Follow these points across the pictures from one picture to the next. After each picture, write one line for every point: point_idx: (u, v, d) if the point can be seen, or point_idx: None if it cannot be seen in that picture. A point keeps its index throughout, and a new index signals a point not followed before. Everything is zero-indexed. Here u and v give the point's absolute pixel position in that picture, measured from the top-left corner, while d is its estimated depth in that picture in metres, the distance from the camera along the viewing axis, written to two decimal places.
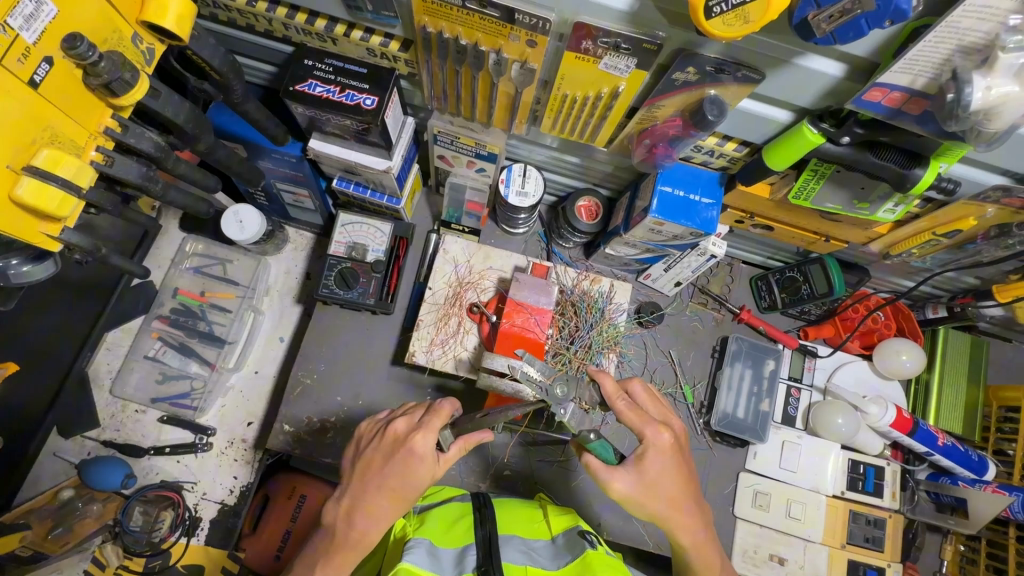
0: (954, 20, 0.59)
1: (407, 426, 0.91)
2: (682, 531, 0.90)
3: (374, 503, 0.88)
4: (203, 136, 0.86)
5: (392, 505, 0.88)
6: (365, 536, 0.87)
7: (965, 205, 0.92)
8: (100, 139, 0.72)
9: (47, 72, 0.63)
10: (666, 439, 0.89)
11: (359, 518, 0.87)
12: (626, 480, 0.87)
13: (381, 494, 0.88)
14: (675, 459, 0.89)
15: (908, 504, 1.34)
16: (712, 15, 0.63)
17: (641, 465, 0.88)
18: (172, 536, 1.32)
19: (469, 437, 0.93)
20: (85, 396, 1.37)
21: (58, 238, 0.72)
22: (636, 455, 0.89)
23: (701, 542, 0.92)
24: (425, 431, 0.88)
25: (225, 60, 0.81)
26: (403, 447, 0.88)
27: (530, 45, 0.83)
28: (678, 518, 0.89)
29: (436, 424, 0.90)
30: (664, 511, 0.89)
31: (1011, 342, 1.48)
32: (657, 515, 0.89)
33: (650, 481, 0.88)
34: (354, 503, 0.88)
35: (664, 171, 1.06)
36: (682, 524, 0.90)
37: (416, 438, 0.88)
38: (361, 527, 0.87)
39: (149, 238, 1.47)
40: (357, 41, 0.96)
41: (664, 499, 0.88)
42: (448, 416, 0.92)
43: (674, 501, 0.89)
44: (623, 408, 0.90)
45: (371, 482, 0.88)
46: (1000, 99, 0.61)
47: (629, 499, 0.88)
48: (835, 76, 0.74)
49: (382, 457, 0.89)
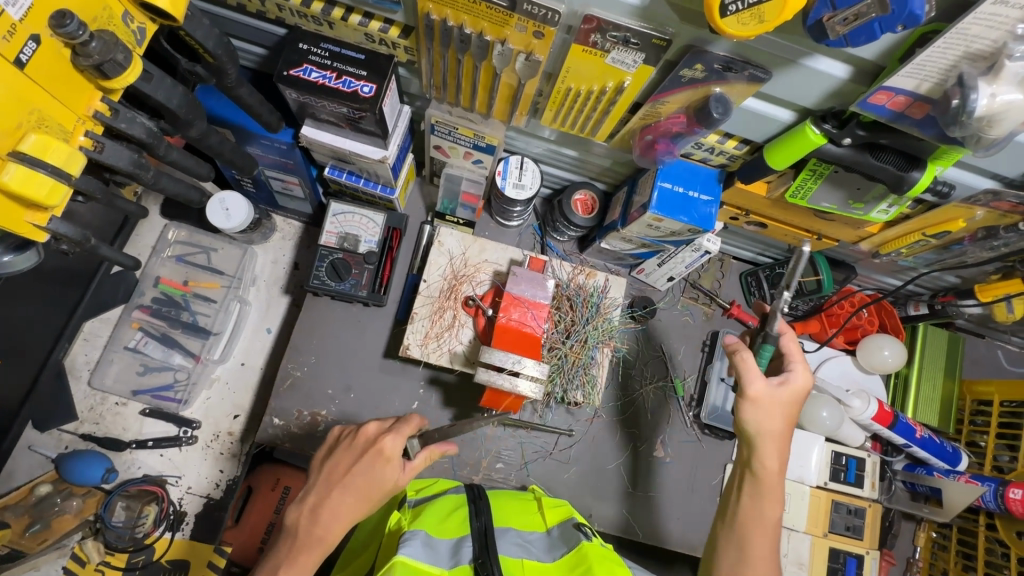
0: (964, 27, 0.59)
1: (377, 429, 0.92)
2: (769, 457, 0.93)
3: (337, 501, 0.86)
4: (196, 121, 0.82)
5: (354, 505, 0.86)
6: (325, 535, 0.85)
7: (955, 208, 0.94)
8: (88, 123, 0.68)
9: (34, 50, 0.59)
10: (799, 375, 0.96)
11: (323, 514, 0.85)
12: (762, 381, 0.93)
13: (343, 494, 0.86)
14: (791, 397, 0.95)
15: (886, 494, 1.40)
16: (727, 13, 0.62)
17: (784, 386, 0.94)
18: (155, 531, 1.29)
19: (433, 446, 0.94)
20: (61, 388, 1.32)
21: (46, 227, 0.68)
22: (782, 378, 0.95)
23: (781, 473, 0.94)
24: (395, 434, 0.88)
25: (219, 42, 0.78)
26: (370, 449, 0.88)
27: (537, 36, 0.82)
28: (768, 442, 0.93)
29: (404, 429, 0.90)
30: (758, 430, 0.93)
31: (984, 338, 1.54)
32: (751, 432, 0.93)
33: (776, 398, 0.93)
34: (318, 499, 0.86)
35: (664, 167, 1.06)
36: (771, 452, 0.93)
37: (384, 441, 0.88)
38: (324, 525, 0.85)
39: (129, 225, 1.41)
40: (355, 26, 0.94)
41: (766, 421, 0.93)
42: (416, 427, 0.92)
43: (776, 430, 0.93)
44: (744, 351, 0.93)
45: (338, 482, 0.86)
46: (1004, 106, 0.63)
47: (762, 399, 0.93)
48: (841, 78, 0.74)
49: (350, 459, 0.88)
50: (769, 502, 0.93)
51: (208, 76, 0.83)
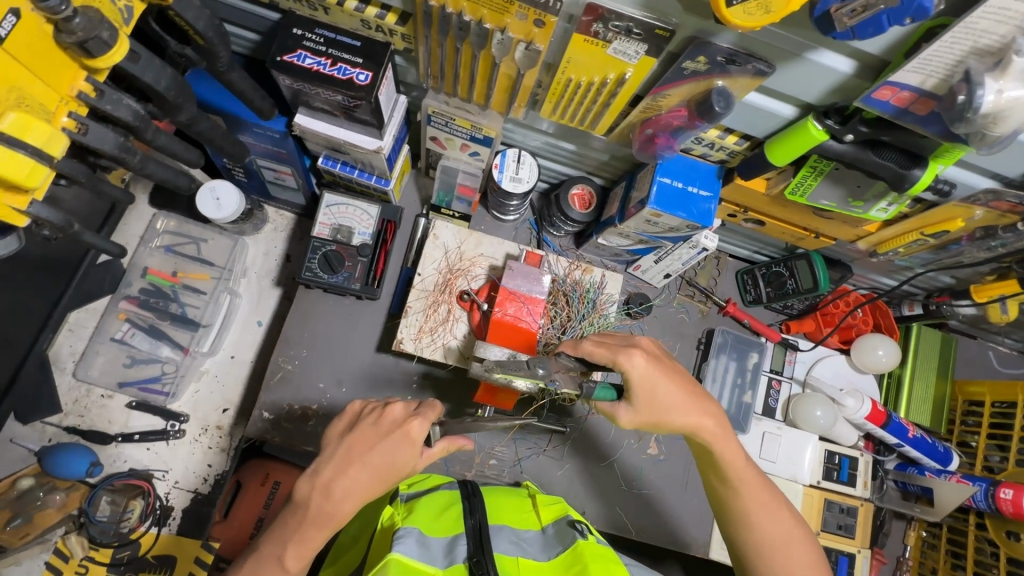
0: (972, 21, 0.59)
1: (405, 411, 0.89)
2: (683, 421, 0.90)
3: (355, 479, 0.83)
4: (185, 105, 0.80)
5: (369, 485, 0.84)
6: (335, 513, 0.82)
7: (954, 207, 0.94)
8: (71, 104, 0.65)
9: (13, 25, 0.56)
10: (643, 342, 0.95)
11: (337, 492, 0.82)
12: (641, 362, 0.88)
13: (362, 473, 0.83)
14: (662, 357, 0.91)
15: (878, 493, 1.40)
16: (734, 2, 0.61)
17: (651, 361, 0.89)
18: (141, 526, 1.27)
19: (453, 438, 0.95)
20: (45, 380, 1.29)
21: (27, 211, 0.66)
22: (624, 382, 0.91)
23: (723, 427, 0.92)
24: (422, 419, 0.87)
25: (210, 24, 0.75)
26: (397, 430, 0.85)
27: (538, 25, 0.80)
28: (682, 412, 0.90)
29: (430, 414, 0.89)
30: (669, 406, 0.89)
31: (976, 339, 1.55)
32: (661, 412, 0.89)
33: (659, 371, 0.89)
34: (335, 475, 0.83)
35: (663, 162, 1.04)
36: (693, 419, 0.90)
37: (412, 425, 0.86)
38: (335, 504, 0.82)
39: (116, 214, 1.38)
40: (352, 11, 0.91)
41: (672, 394, 0.89)
42: (441, 412, 0.92)
43: (681, 402, 0.90)
44: (597, 347, 0.91)
45: (358, 458, 0.84)
46: (1010, 103, 0.62)
47: (642, 390, 0.89)
48: (845, 73, 0.73)
49: (374, 435, 0.86)
50: (731, 465, 0.91)
51: (198, 59, 0.81)
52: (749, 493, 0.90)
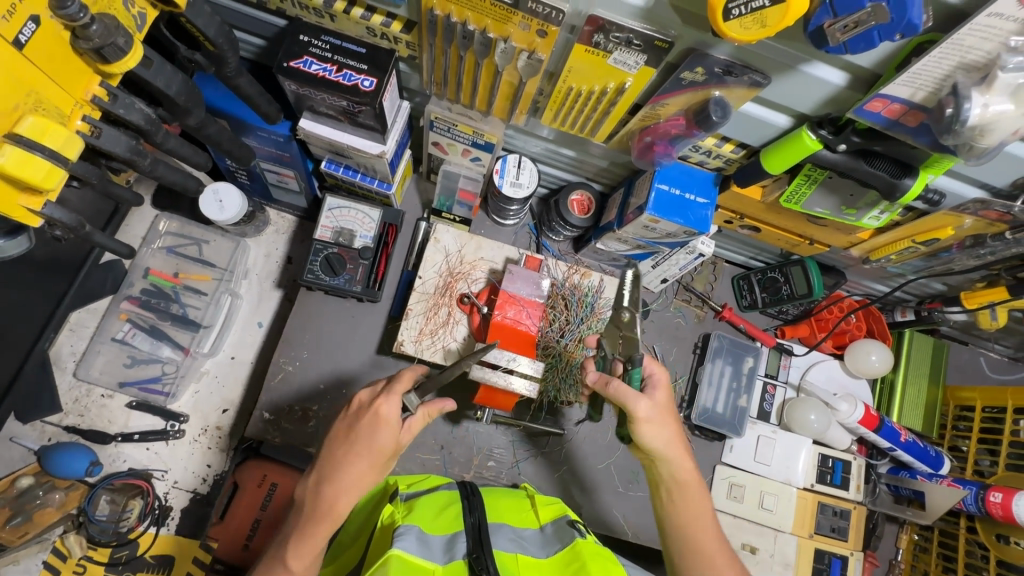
0: (959, 38, 0.61)
1: (371, 395, 0.91)
2: (677, 466, 0.87)
3: (343, 470, 0.85)
4: (194, 110, 0.81)
5: (363, 473, 0.86)
6: (334, 507, 0.84)
7: (945, 216, 0.96)
8: (85, 108, 0.67)
9: (33, 32, 0.58)
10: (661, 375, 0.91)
11: (328, 486, 0.85)
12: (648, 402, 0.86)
13: (351, 461, 0.86)
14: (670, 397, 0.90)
15: (870, 496, 1.42)
16: (730, 17, 0.63)
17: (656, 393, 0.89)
18: (140, 526, 1.27)
19: (432, 403, 0.93)
20: (45, 379, 1.30)
21: (41, 212, 0.67)
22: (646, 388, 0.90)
23: (700, 485, 0.89)
24: (388, 395, 0.88)
25: (221, 31, 0.77)
26: (368, 412, 0.87)
27: (540, 34, 0.82)
28: (675, 454, 0.87)
29: (399, 387, 0.89)
30: (663, 445, 0.87)
31: (967, 345, 1.57)
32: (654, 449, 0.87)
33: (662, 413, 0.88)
34: (322, 473, 0.86)
35: (661, 169, 1.06)
36: (682, 467, 0.87)
37: (381, 404, 0.88)
38: (330, 496, 0.84)
39: (120, 215, 1.39)
40: (358, 19, 0.93)
41: (665, 435, 0.87)
42: (410, 379, 0.91)
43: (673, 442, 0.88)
44: (612, 385, 0.87)
45: (339, 450, 0.87)
46: (995, 116, 0.64)
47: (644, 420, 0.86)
48: (838, 84, 0.76)
49: (347, 424, 0.89)
50: (702, 526, 0.86)
51: (207, 64, 0.82)
52: (722, 563, 0.84)
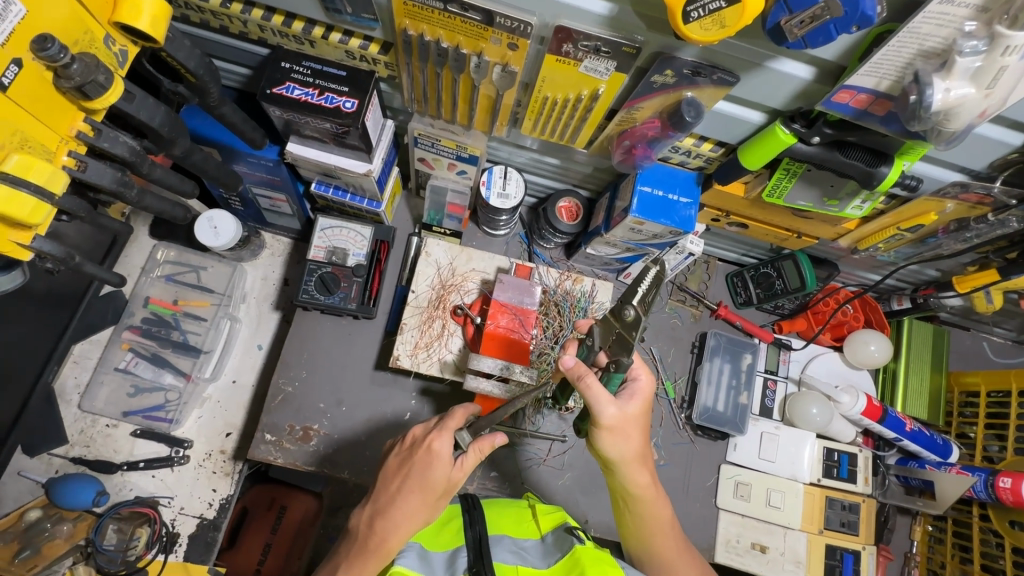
0: (915, 26, 0.62)
1: (425, 430, 0.94)
2: (636, 475, 0.91)
3: (395, 506, 0.88)
4: (179, 140, 0.84)
5: (411, 510, 0.88)
6: (385, 542, 0.87)
7: (926, 201, 0.97)
8: (71, 143, 0.69)
9: (15, 74, 0.60)
10: (644, 383, 0.90)
11: (380, 522, 0.88)
12: (617, 411, 0.85)
13: (404, 498, 0.88)
14: (644, 408, 0.89)
15: (880, 489, 1.40)
16: (690, 20, 0.65)
17: (633, 402, 0.87)
18: (148, 554, 1.26)
19: (483, 439, 0.91)
20: (51, 411, 1.32)
21: (30, 246, 0.69)
22: (626, 392, 0.88)
23: (654, 489, 0.94)
24: (441, 431, 0.90)
25: (201, 62, 0.80)
26: (421, 447, 0.90)
27: (512, 48, 0.84)
28: (635, 464, 0.90)
29: (451, 425, 0.92)
30: (624, 455, 0.89)
31: (969, 330, 1.56)
32: (619, 454, 0.89)
33: (630, 422, 0.87)
34: (376, 509, 0.89)
35: (643, 172, 1.08)
36: (636, 473, 0.91)
37: (433, 440, 0.90)
38: (381, 531, 0.87)
39: (118, 246, 1.42)
40: (336, 43, 0.96)
41: (630, 448, 0.88)
42: (463, 418, 0.93)
43: (634, 455, 0.89)
44: (591, 383, 0.83)
45: (393, 485, 0.89)
46: (958, 100, 0.66)
47: (607, 428, 0.86)
48: (805, 79, 0.77)
49: (402, 460, 0.91)
50: (653, 513, 0.94)
51: (191, 95, 0.85)
52: (661, 544, 0.96)
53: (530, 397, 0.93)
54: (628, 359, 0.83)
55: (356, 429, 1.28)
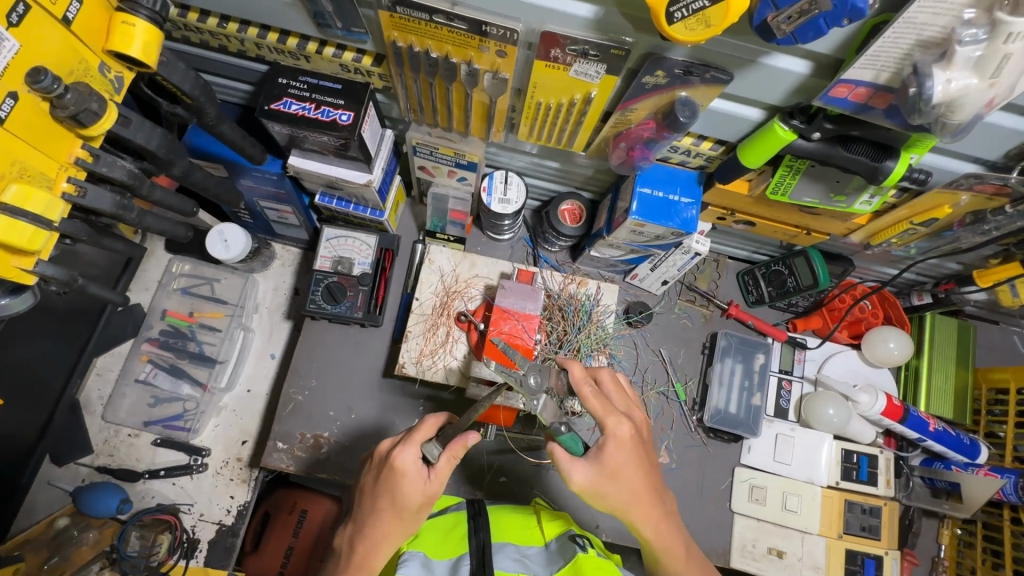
0: (911, 16, 0.60)
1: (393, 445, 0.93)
2: (637, 513, 0.89)
3: (371, 525, 0.89)
4: (178, 160, 0.86)
5: (388, 526, 0.89)
6: (368, 560, 0.88)
7: (940, 194, 0.93)
8: (71, 169, 0.72)
9: (13, 106, 0.62)
10: (623, 432, 0.88)
11: (360, 541, 0.89)
12: (586, 473, 0.87)
13: (378, 516, 0.89)
14: (627, 453, 0.88)
15: (903, 491, 1.35)
16: (674, 20, 0.63)
17: (601, 456, 0.88)
18: (170, 559, 1.30)
19: (454, 444, 0.88)
20: (76, 423, 1.37)
21: (33, 271, 0.71)
22: (594, 449, 0.89)
23: (665, 534, 0.91)
24: (405, 445, 0.89)
25: (196, 84, 0.82)
26: (387, 465, 0.90)
27: (500, 55, 0.84)
28: (639, 504, 0.89)
29: (418, 437, 0.91)
30: (623, 502, 0.88)
31: (997, 324, 1.49)
32: (616, 507, 0.89)
33: (611, 472, 0.88)
34: (356, 527, 0.91)
35: (643, 173, 1.06)
36: (645, 518, 0.90)
37: (397, 455, 0.89)
38: (362, 550, 0.88)
39: (135, 262, 1.47)
40: (330, 57, 0.97)
41: (624, 491, 0.88)
42: (430, 429, 0.92)
43: (636, 494, 0.89)
44: (588, 403, 0.89)
45: (366, 504, 0.90)
46: (960, 91, 0.62)
47: (588, 491, 0.88)
48: (801, 73, 0.74)
49: (373, 479, 0.92)
50: (674, 562, 0.91)
51: (189, 116, 0.87)
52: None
53: (488, 401, 0.88)
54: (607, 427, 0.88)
55: (365, 436, 1.29)
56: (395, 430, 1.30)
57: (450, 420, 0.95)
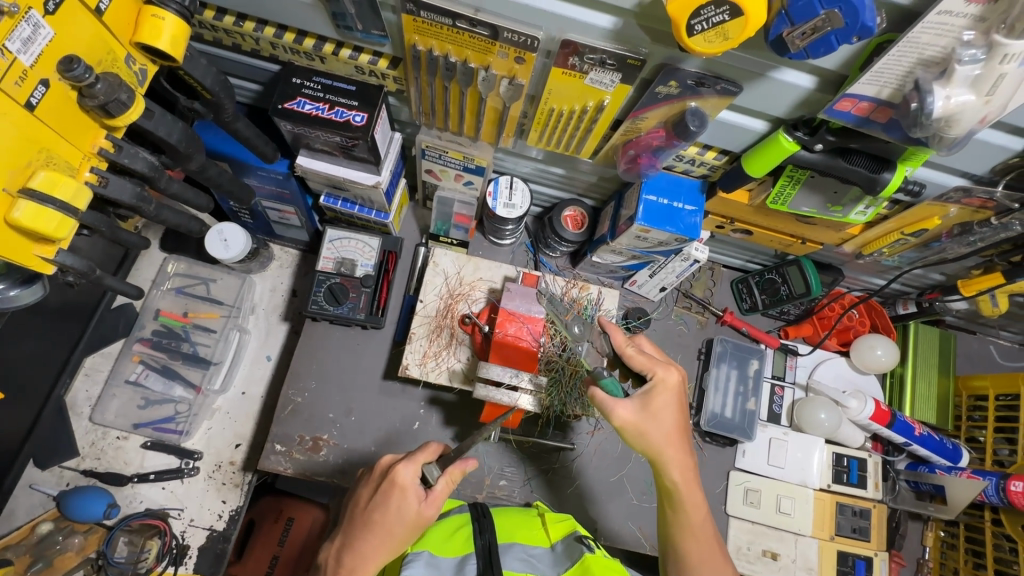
0: (914, 36, 0.64)
1: (394, 462, 0.95)
2: (672, 460, 0.91)
3: (362, 540, 0.88)
4: (195, 155, 0.86)
5: (377, 544, 0.87)
6: None
7: (929, 206, 0.99)
8: (93, 159, 0.71)
9: (43, 94, 0.62)
10: (672, 377, 0.93)
11: (348, 555, 0.88)
12: (630, 410, 0.91)
13: (370, 531, 0.88)
14: (672, 397, 0.93)
15: (891, 494, 1.39)
16: (695, 32, 0.66)
17: (648, 400, 0.91)
18: (158, 566, 1.28)
19: (454, 468, 0.92)
20: (62, 424, 1.33)
21: (53, 260, 0.70)
22: (643, 394, 0.92)
23: (690, 481, 0.93)
24: (407, 462, 0.91)
25: (216, 79, 0.82)
26: (386, 478, 0.91)
27: (518, 61, 0.86)
28: (673, 447, 0.91)
29: (420, 457, 0.93)
30: (660, 442, 0.91)
31: (975, 334, 1.56)
32: (652, 448, 0.91)
33: (653, 414, 0.91)
34: (346, 541, 0.90)
35: (648, 180, 1.09)
36: (677, 461, 0.91)
37: (398, 470, 0.91)
38: (349, 565, 0.87)
39: (130, 259, 1.44)
40: (346, 59, 0.98)
41: (662, 431, 0.91)
42: (433, 452, 0.94)
43: (670, 436, 0.91)
44: (636, 354, 0.95)
45: (359, 520, 0.90)
46: (959, 107, 0.67)
47: (629, 428, 0.91)
48: (807, 88, 0.79)
49: (369, 493, 0.92)
50: (693, 511, 0.92)
51: (206, 112, 0.87)
52: (698, 543, 0.92)
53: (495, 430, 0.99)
54: (653, 376, 0.93)
55: (365, 439, 1.28)
56: (395, 432, 1.29)
57: (448, 449, 0.99)
